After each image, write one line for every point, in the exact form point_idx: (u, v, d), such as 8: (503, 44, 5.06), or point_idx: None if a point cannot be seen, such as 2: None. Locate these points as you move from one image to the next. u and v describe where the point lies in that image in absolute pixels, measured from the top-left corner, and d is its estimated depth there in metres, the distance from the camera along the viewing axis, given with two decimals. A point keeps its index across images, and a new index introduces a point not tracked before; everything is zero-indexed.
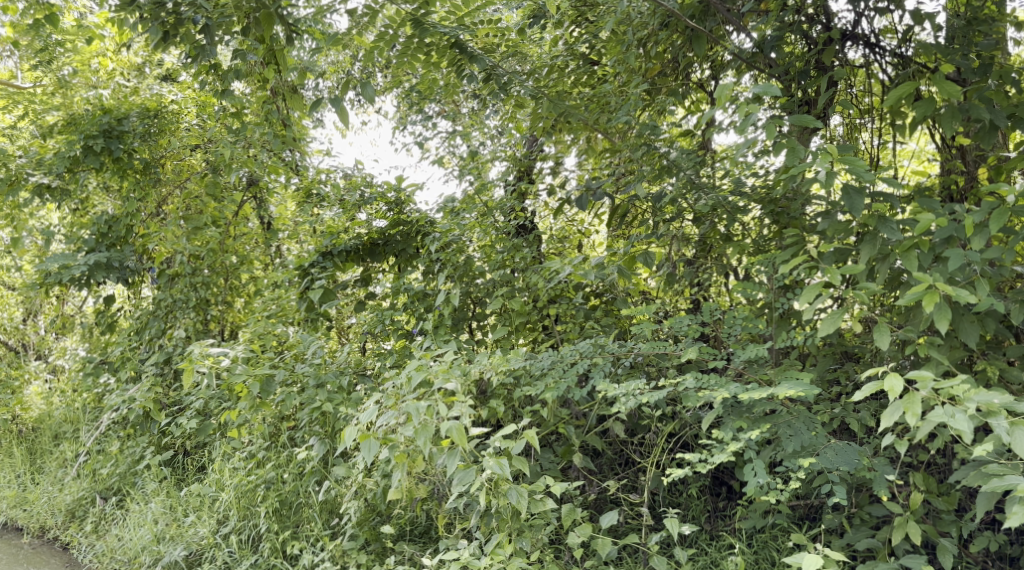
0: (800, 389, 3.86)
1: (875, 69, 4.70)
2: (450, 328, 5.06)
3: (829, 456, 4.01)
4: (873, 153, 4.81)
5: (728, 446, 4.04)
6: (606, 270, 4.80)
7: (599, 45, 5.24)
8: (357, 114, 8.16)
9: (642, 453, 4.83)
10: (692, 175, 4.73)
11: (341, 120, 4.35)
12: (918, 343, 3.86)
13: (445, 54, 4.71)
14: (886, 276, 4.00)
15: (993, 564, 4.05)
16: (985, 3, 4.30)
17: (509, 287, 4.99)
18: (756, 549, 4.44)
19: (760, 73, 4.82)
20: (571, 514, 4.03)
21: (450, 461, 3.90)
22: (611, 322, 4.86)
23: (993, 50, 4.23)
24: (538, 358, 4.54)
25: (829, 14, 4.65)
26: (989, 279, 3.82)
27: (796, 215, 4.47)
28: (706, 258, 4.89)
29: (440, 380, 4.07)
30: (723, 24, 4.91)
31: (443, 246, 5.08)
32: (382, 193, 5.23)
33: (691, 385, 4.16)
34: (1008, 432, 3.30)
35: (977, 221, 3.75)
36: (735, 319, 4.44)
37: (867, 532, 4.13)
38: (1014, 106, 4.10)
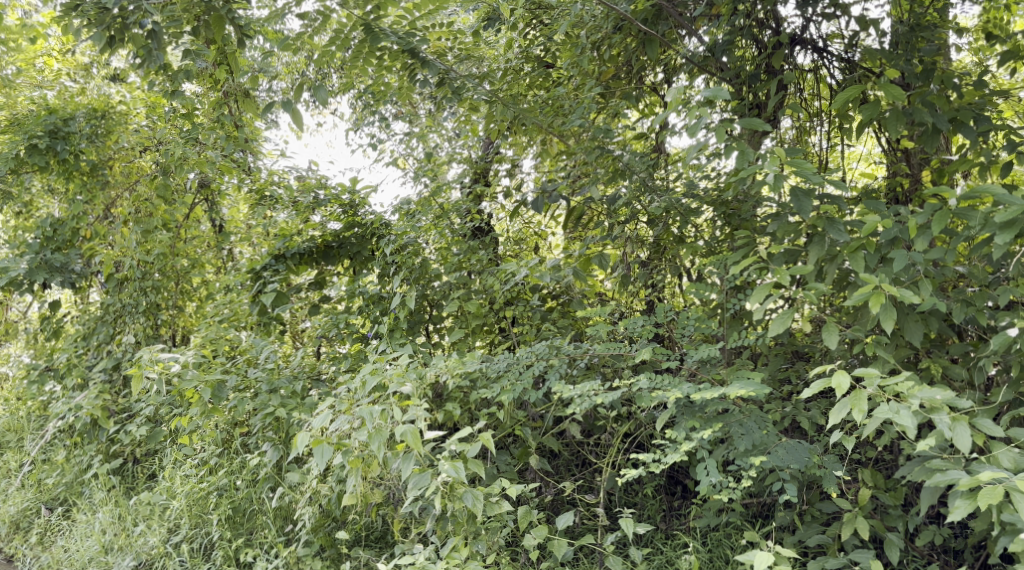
0: (751, 389, 3.90)
1: (824, 74, 4.78)
2: (406, 331, 5.04)
3: (780, 455, 4.06)
4: (822, 156, 4.86)
5: (681, 446, 4.07)
6: (562, 272, 4.83)
7: (553, 48, 5.25)
8: (312, 114, 8.08)
9: (598, 454, 4.86)
10: (645, 178, 4.76)
11: (294, 122, 4.31)
12: (866, 342, 3.92)
13: (398, 59, 4.68)
14: (834, 276, 4.05)
15: (938, 557, 4.13)
16: (927, 11, 4.36)
17: (465, 290, 4.99)
18: (710, 548, 4.48)
19: (712, 77, 4.86)
20: (527, 516, 4.03)
21: (405, 465, 3.87)
22: (568, 323, 4.89)
23: (936, 55, 4.29)
24: (494, 361, 4.55)
25: (779, 19, 4.75)
26: (932, 279, 3.87)
27: (747, 217, 4.53)
28: (660, 260, 4.92)
29: (395, 385, 4.06)
30: (676, 28, 4.96)
31: (398, 248, 5.06)
32: (337, 196, 5.24)
33: (645, 385, 4.19)
34: (950, 427, 3.35)
35: (921, 222, 3.77)
36: (688, 319, 4.48)
37: (818, 528, 4.19)
38: (955, 110, 4.15)
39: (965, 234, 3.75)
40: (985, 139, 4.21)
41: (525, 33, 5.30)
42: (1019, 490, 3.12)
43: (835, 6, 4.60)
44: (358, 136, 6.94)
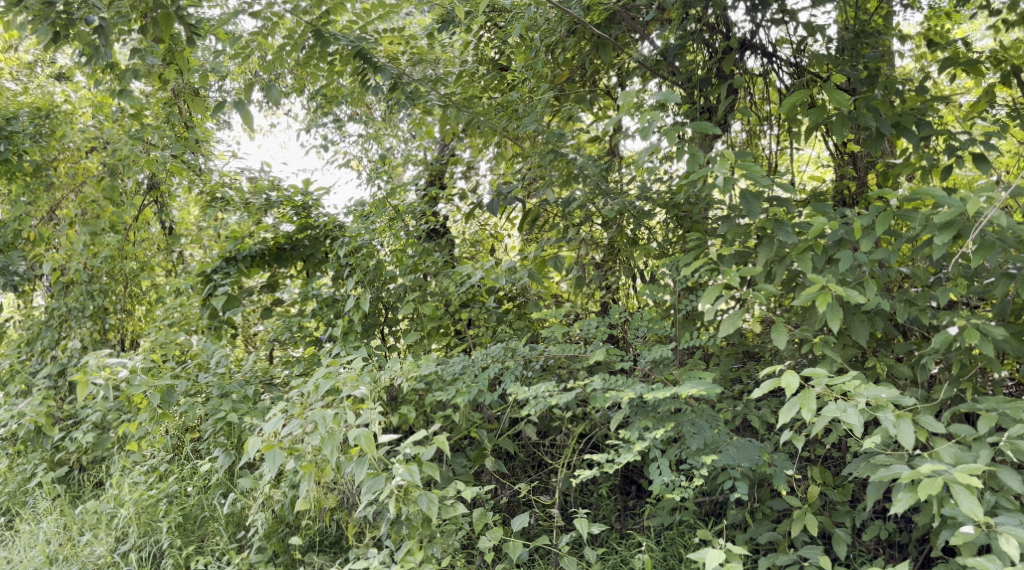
0: (702, 388, 3.96)
1: (773, 78, 4.85)
2: (360, 334, 5.04)
3: (731, 453, 4.12)
4: (772, 159, 4.95)
5: (634, 446, 4.11)
6: (517, 273, 4.87)
7: (508, 50, 5.28)
8: (266, 114, 8.02)
9: (553, 454, 4.89)
10: (599, 181, 4.81)
11: (245, 123, 4.28)
12: (814, 341, 3.99)
13: (350, 62, 4.67)
14: (783, 277, 4.12)
15: (884, 552, 4.21)
16: (871, 18, 4.53)
17: (420, 292, 4.99)
18: (664, 547, 4.53)
19: (663, 80, 4.92)
20: (483, 518, 4.04)
21: (359, 469, 3.87)
22: (523, 325, 4.91)
23: (880, 61, 4.38)
24: (449, 363, 4.55)
25: (729, 23, 4.80)
26: (877, 279, 3.95)
27: (698, 219, 4.60)
28: (614, 262, 4.97)
29: (349, 388, 4.04)
30: (629, 32, 5.01)
31: (352, 251, 5.08)
32: (289, 197, 5.22)
33: (599, 386, 4.22)
34: (894, 425, 3.43)
35: (866, 224, 3.85)
36: (641, 320, 4.54)
37: (768, 525, 4.26)
38: (898, 115, 4.25)
39: (908, 235, 3.83)
40: (927, 143, 4.31)
41: (479, 36, 5.33)
42: (959, 482, 3.20)
43: (783, 12, 4.67)
44: (313, 137, 6.90)
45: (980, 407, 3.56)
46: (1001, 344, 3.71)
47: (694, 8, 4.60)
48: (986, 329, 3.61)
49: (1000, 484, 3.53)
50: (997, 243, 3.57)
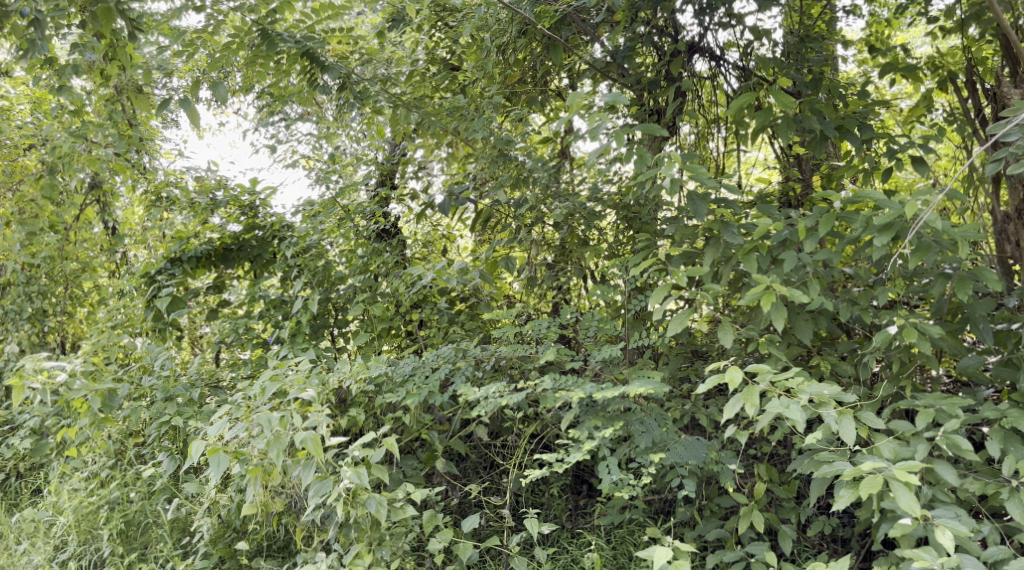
0: (651, 387, 3.99)
1: (721, 81, 4.89)
2: (308, 336, 5.01)
3: (678, 451, 4.17)
4: (719, 161, 5.04)
5: (583, 446, 4.13)
6: (469, 274, 4.87)
7: (458, 50, 5.29)
8: (213, 114, 7.93)
9: (505, 455, 4.90)
10: (550, 183, 4.85)
11: (191, 122, 4.22)
12: (759, 340, 4.06)
13: (297, 62, 4.64)
14: (729, 277, 4.17)
15: (828, 546, 4.29)
16: (815, 23, 4.58)
17: (370, 293, 4.97)
18: (614, 545, 4.54)
19: (613, 83, 4.95)
20: (433, 521, 4.02)
21: (306, 473, 3.84)
22: (475, 326, 4.91)
23: (824, 65, 4.45)
24: (399, 365, 4.52)
25: (677, 27, 4.82)
26: (821, 279, 4.02)
27: (648, 221, 4.64)
28: (567, 263, 4.98)
29: (296, 391, 4.01)
30: (579, 34, 5.03)
31: (300, 251, 5.05)
32: (236, 197, 5.16)
33: (549, 386, 4.24)
34: (836, 421, 3.49)
35: (809, 224, 3.91)
36: (591, 320, 4.56)
37: (716, 523, 4.31)
38: (841, 118, 4.32)
39: (850, 236, 3.89)
40: (868, 146, 4.39)
41: (430, 35, 5.33)
42: (897, 478, 3.27)
43: (731, 16, 4.71)
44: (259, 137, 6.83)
45: (918, 403, 3.63)
46: (939, 342, 3.79)
47: (643, 10, 4.63)
48: (923, 328, 3.68)
49: (937, 479, 3.62)
50: (934, 244, 3.66)
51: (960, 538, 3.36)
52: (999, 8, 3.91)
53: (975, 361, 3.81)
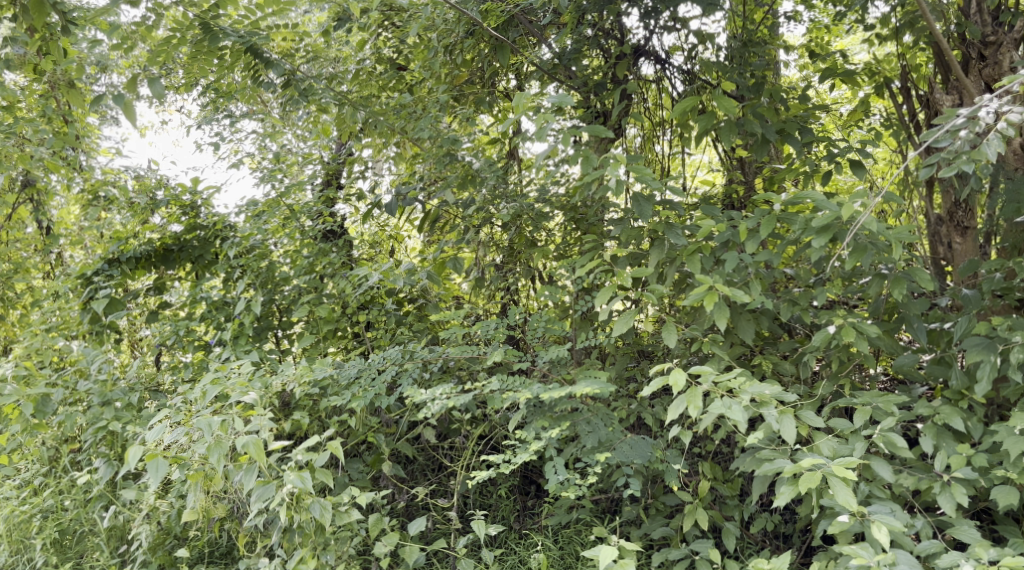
0: (597, 387, 4.00)
1: (667, 84, 4.92)
2: (251, 338, 4.95)
3: (624, 450, 4.19)
4: (664, 162, 5.08)
5: (530, 446, 4.13)
6: (416, 275, 4.86)
7: (406, 50, 5.26)
8: (151, 111, 7.75)
9: (452, 457, 4.88)
10: (498, 184, 4.84)
11: (126, 116, 4.04)
12: (702, 340, 4.10)
13: (239, 58, 4.57)
14: (674, 277, 4.20)
15: (770, 543, 4.35)
16: (758, 28, 4.63)
17: (316, 293, 4.92)
18: (561, 545, 4.55)
19: (560, 84, 4.93)
20: (378, 524, 3.99)
21: (248, 478, 3.77)
22: (423, 327, 4.89)
23: (766, 70, 4.50)
24: (345, 367, 4.48)
25: (623, 30, 4.84)
26: (762, 280, 4.07)
27: (594, 222, 4.65)
28: (514, 264, 4.99)
29: (238, 394, 3.95)
30: (526, 35, 5.02)
31: (243, 252, 4.98)
32: (177, 197, 5.08)
33: (495, 387, 4.23)
34: (777, 420, 3.54)
35: (751, 226, 3.95)
36: (539, 321, 4.56)
37: (662, 521, 4.34)
38: (782, 122, 4.38)
39: (790, 237, 3.94)
40: (808, 150, 4.46)
41: (376, 35, 5.28)
42: (835, 475, 3.32)
43: (675, 20, 4.73)
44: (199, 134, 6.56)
45: (856, 401, 3.70)
46: (875, 341, 3.87)
47: (590, 12, 4.64)
48: (861, 328, 3.75)
49: (873, 475, 3.69)
50: (870, 246, 3.72)
51: (895, 532, 3.43)
52: (930, 17, 4.00)
53: (910, 359, 3.89)
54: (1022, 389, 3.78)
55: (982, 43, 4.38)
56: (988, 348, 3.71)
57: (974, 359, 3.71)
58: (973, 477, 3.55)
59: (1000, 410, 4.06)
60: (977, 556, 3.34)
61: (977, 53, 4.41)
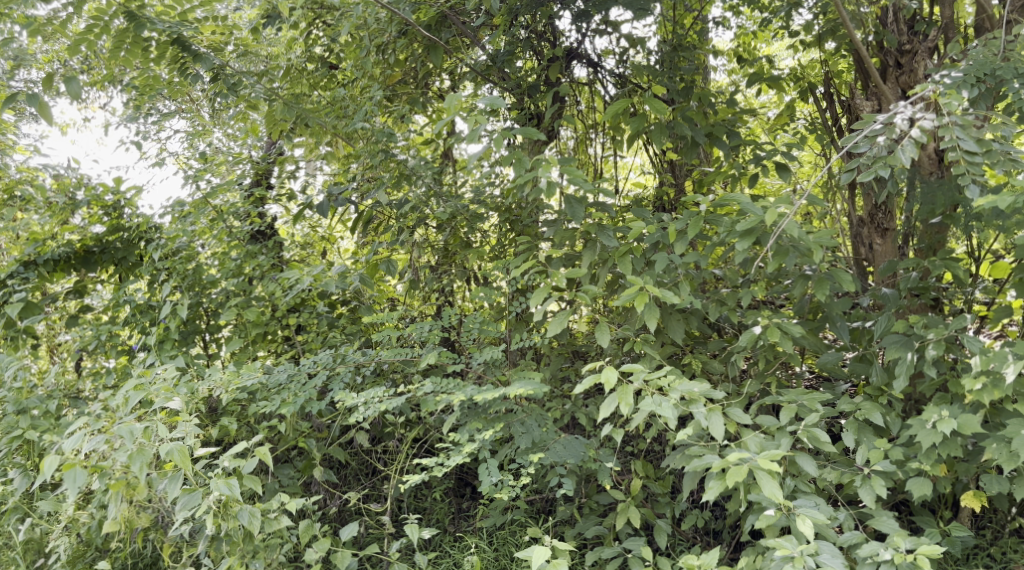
0: (530, 389, 3.98)
1: (599, 87, 4.93)
2: (177, 342, 4.84)
3: (558, 450, 4.19)
4: (597, 165, 5.13)
5: (463, 448, 4.10)
6: (349, 278, 4.83)
7: (337, 49, 5.19)
8: (67, 109, 7.50)
9: (386, 461, 4.83)
10: (432, 183, 4.79)
11: (41, 115, 3.92)
12: (634, 340, 4.12)
13: (166, 51, 4.44)
14: (606, 278, 4.20)
15: (701, 539, 4.39)
16: (688, 33, 4.67)
17: (244, 297, 4.85)
18: (496, 547, 4.52)
19: (494, 85, 4.89)
20: (309, 530, 3.92)
21: (172, 486, 3.66)
22: (356, 330, 4.83)
23: (695, 74, 4.54)
24: (274, 372, 4.40)
25: (556, 32, 4.84)
26: (691, 281, 4.11)
27: (529, 223, 4.63)
28: (449, 265, 4.97)
29: (162, 400, 3.83)
30: (459, 36, 4.95)
31: (168, 254, 4.85)
32: (98, 196, 4.90)
33: (428, 389, 4.19)
34: (705, 417, 3.58)
35: (679, 228, 3.99)
36: (472, 323, 4.53)
37: (595, 520, 4.36)
38: (711, 126, 4.44)
39: (718, 239, 3.98)
40: (736, 153, 4.51)
41: (306, 33, 5.19)
42: (762, 469, 3.37)
43: (606, 23, 4.74)
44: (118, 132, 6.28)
45: (782, 398, 3.76)
46: (800, 340, 3.93)
47: (522, 14, 4.61)
48: (786, 327, 3.80)
49: (798, 470, 3.74)
50: (793, 248, 3.77)
51: (818, 525, 3.48)
52: (850, 25, 4.06)
53: (833, 357, 3.96)
54: (937, 385, 3.87)
55: (898, 51, 4.48)
56: (905, 345, 3.78)
57: (892, 356, 3.77)
58: (892, 469, 3.62)
59: (918, 405, 4.15)
60: (895, 545, 3.40)
61: (894, 60, 4.51)
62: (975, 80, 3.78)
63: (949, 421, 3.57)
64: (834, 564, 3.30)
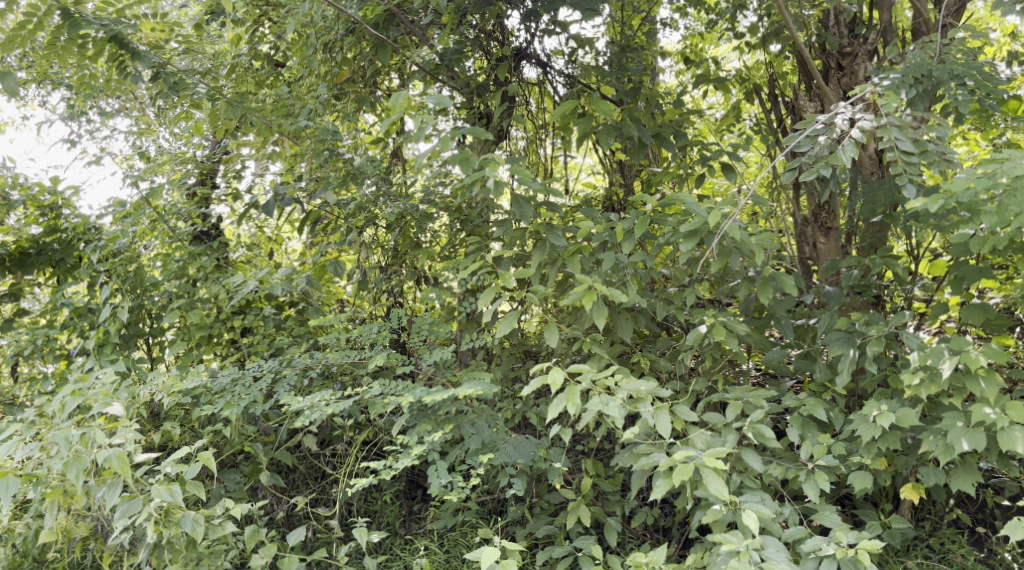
0: (480, 390, 3.95)
1: (549, 87, 4.91)
2: (118, 346, 4.74)
3: (507, 451, 4.16)
4: (547, 165, 5.12)
5: (412, 450, 4.06)
6: (295, 280, 4.77)
7: (283, 47, 5.13)
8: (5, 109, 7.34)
9: (334, 464, 4.77)
10: (379, 182, 4.71)
11: None
12: (583, 340, 4.12)
13: (104, 49, 4.31)
14: (556, 278, 4.19)
15: (651, 536, 4.41)
16: (635, 34, 4.68)
17: (188, 298, 4.76)
18: (447, 549, 4.48)
19: (443, 85, 4.87)
20: (255, 536, 3.85)
21: (110, 494, 3.58)
22: (304, 331, 4.78)
23: (643, 74, 4.54)
24: (218, 375, 4.32)
25: (505, 31, 4.78)
26: (639, 280, 4.12)
27: (479, 223, 4.60)
28: (399, 266, 4.92)
29: (100, 406, 3.74)
30: (407, 34, 4.89)
31: (107, 256, 4.73)
32: (34, 196, 4.77)
33: (376, 391, 4.15)
34: (653, 415, 3.58)
35: (627, 227, 4.00)
36: (422, 324, 4.49)
37: (546, 520, 4.35)
38: (658, 126, 4.46)
39: (664, 238, 3.99)
40: (684, 154, 4.54)
41: (252, 31, 5.12)
42: (707, 465, 3.38)
43: (555, 23, 4.73)
44: (57, 131, 6.15)
45: (728, 395, 3.78)
46: (745, 338, 3.96)
47: (470, 13, 4.58)
48: (731, 325, 3.83)
49: (744, 466, 3.76)
50: (738, 247, 3.80)
51: (764, 520, 3.51)
52: (792, 27, 4.09)
53: (778, 354, 3.99)
54: (879, 381, 3.92)
55: (839, 53, 4.55)
56: (847, 342, 3.82)
57: (834, 352, 3.82)
58: (835, 464, 3.65)
59: (861, 400, 4.20)
60: (838, 540, 3.43)
61: (835, 63, 4.58)
62: (912, 82, 3.84)
63: (888, 415, 3.62)
64: (779, 559, 3.32)
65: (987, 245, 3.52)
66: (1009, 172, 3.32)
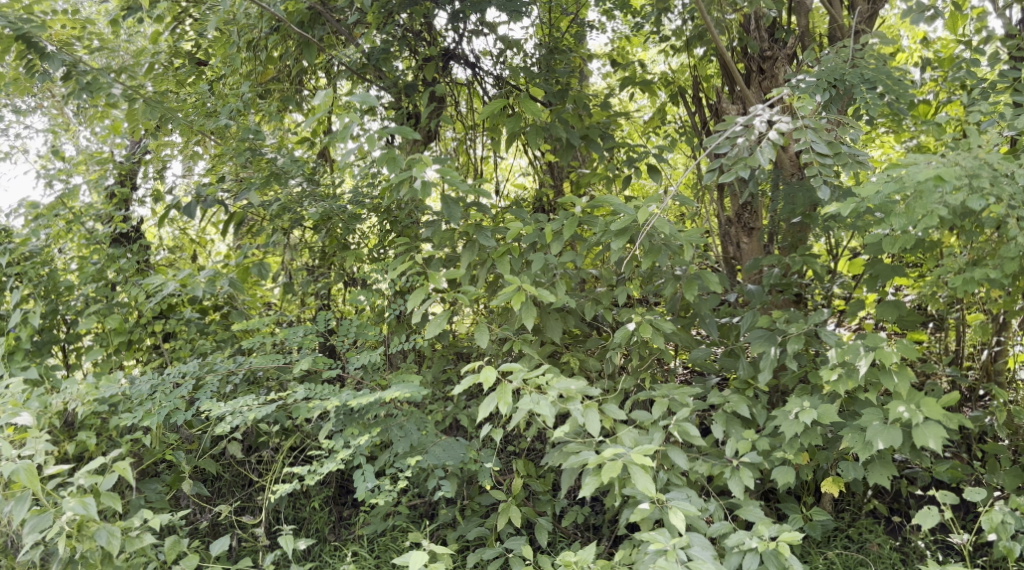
0: (408, 392, 3.91)
1: (479, 88, 4.87)
2: (30, 352, 4.60)
3: (436, 453, 4.11)
4: (477, 165, 5.07)
5: (338, 455, 3.99)
6: (218, 283, 4.66)
7: (205, 45, 5.03)
8: None
9: (261, 470, 4.68)
10: (303, 182, 4.63)
11: None
12: (512, 340, 4.11)
13: (10, 47, 4.15)
14: (485, 279, 4.16)
15: (580, 535, 4.41)
16: (563, 35, 4.68)
17: (106, 302, 4.63)
18: (377, 554, 4.43)
19: (371, 84, 4.78)
20: (176, 547, 3.74)
21: (19, 508, 3.46)
22: (228, 336, 4.68)
23: (570, 76, 4.53)
24: (137, 382, 4.20)
25: (433, 31, 4.74)
26: (568, 280, 4.11)
27: (408, 224, 4.52)
28: (326, 267, 4.85)
29: (7, 417, 3.62)
30: (333, 33, 4.83)
31: (19, 259, 4.60)
32: None
33: (301, 395, 4.07)
34: (581, 414, 3.57)
35: (555, 228, 3.99)
36: (349, 326, 4.43)
37: (476, 521, 4.32)
38: (586, 128, 4.49)
39: (592, 239, 4.00)
40: (612, 155, 4.57)
41: (173, 28, 5.00)
42: (635, 463, 3.38)
43: (483, 24, 4.69)
44: None
45: (655, 393, 3.79)
46: (672, 337, 3.98)
47: (396, 12, 4.53)
48: (657, 324, 3.85)
49: (671, 463, 3.77)
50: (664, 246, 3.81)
51: (690, 517, 3.52)
52: (713, 30, 4.14)
53: (703, 352, 4.02)
54: (801, 377, 3.97)
55: (760, 57, 4.61)
56: (769, 340, 3.87)
57: (757, 350, 3.86)
58: (758, 460, 3.69)
59: (784, 396, 4.25)
60: (760, 535, 3.46)
61: (756, 66, 4.64)
62: (828, 85, 3.89)
63: (810, 411, 3.66)
64: (705, 556, 3.34)
65: (899, 245, 3.59)
66: (917, 174, 3.39)
